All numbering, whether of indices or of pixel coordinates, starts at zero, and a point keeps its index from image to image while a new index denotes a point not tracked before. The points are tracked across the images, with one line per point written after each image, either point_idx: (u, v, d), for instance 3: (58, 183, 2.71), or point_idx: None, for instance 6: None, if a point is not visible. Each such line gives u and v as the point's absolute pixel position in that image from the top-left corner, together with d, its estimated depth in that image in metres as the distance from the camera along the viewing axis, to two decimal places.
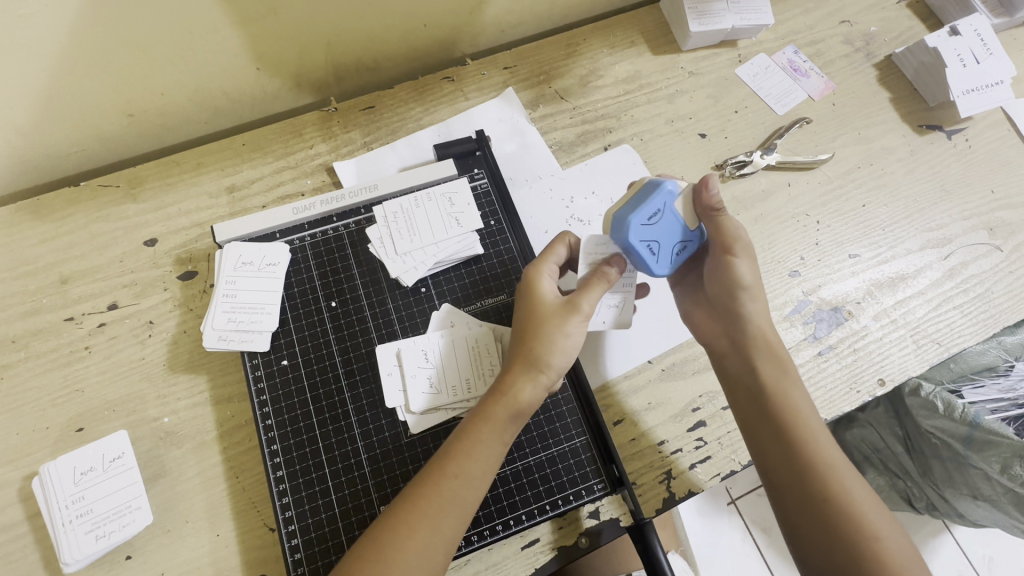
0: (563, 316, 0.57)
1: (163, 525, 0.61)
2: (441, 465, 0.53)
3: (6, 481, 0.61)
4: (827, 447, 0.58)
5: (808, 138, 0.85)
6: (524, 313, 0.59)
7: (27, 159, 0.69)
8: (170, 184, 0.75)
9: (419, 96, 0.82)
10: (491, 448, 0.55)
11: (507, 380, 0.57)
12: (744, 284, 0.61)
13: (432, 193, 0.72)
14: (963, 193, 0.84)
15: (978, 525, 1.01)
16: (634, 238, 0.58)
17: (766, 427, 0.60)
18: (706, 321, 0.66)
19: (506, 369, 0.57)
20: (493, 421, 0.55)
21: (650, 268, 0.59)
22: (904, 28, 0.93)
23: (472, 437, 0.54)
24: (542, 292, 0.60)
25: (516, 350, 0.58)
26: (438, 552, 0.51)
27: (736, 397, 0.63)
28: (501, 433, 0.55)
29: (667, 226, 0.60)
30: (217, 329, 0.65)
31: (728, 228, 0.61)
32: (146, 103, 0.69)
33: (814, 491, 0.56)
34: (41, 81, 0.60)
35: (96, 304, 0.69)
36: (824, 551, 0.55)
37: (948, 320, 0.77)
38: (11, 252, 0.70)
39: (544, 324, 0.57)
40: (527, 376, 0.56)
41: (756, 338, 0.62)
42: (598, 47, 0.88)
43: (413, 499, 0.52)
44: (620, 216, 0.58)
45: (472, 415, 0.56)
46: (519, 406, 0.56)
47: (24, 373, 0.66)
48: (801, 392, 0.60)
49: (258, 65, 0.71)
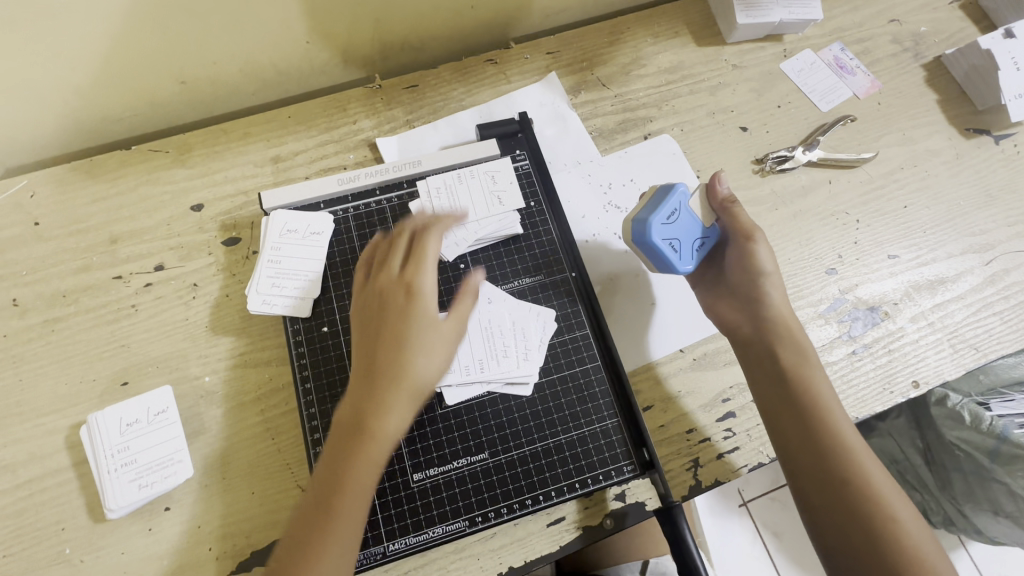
0: (435, 352, 0.57)
1: (201, 480, 0.63)
2: (327, 509, 0.52)
3: (54, 429, 0.64)
4: (852, 431, 0.59)
5: (851, 137, 0.85)
6: (404, 318, 0.57)
7: (84, 120, 0.72)
8: (218, 152, 0.77)
9: (462, 77, 0.83)
10: (365, 484, 0.53)
11: (388, 394, 0.54)
12: (764, 268, 0.66)
13: (475, 170, 0.73)
14: (1009, 199, 0.83)
15: (998, 543, 1.00)
16: (656, 237, 0.61)
17: (790, 418, 0.61)
18: (729, 310, 0.68)
19: (385, 377, 0.55)
20: (364, 459, 0.53)
21: (675, 264, 0.63)
22: (955, 30, 0.92)
23: (349, 480, 0.52)
24: (417, 319, 0.56)
25: (385, 385, 0.54)
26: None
27: (758, 385, 0.64)
28: (376, 464, 0.54)
29: (685, 224, 0.64)
30: (261, 294, 0.66)
31: (744, 217, 0.68)
32: (200, 71, 0.71)
33: (839, 480, 0.57)
34: (103, 43, 0.62)
35: (143, 264, 0.71)
36: (844, 536, 0.56)
37: (987, 325, 0.76)
38: (64, 209, 0.72)
39: (415, 357, 0.55)
40: (391, 407, 0.54)
41: (778, 324, 0.65)
42: (642, 36, 0.88)
43: (315, 541, 0.51)
44: (641, 219, 0.62)
45: (341, 455, 0.53)
46: (384, 437, 0.54)
47: (73, 326, 0.68)
48: (823, 376, 0.62)
49: (309, 38, 0.72)
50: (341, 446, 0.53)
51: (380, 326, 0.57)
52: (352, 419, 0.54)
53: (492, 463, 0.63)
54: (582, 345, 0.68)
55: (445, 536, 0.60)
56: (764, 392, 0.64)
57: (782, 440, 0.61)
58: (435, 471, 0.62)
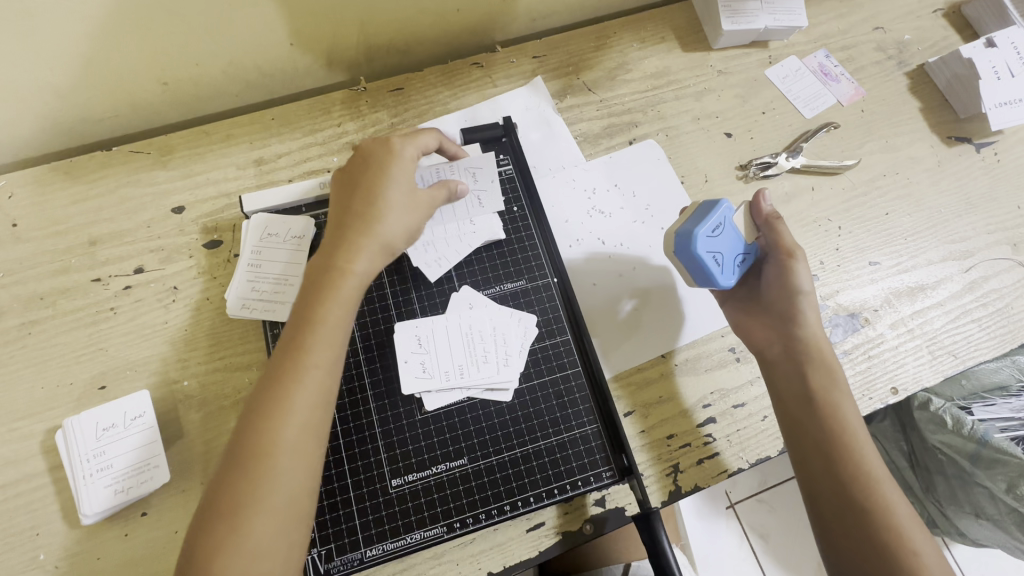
0: (404, 210, 0.60)
1: (178, 485, 0.63)
2: (296, 349, 0.53)
3: (29, 433, 0.63)
4: (877, 459, 0.59)
5: (834, 143, 0.85)
6: (379, 173, 0.61)
7: (63, 121, 0.71)
8: (200, 154, 0.76)
9: (448, 80, 0.83)
10: (336, 329, 0.55)
11: (356, 238, 0.58)
12: (802, 286, 0.66)
13: (455, 165, 0.70)
14: (988, 207, 0.84)
15: (978, 545, 1.01)
16: (700, 250, 0.62)
17: (811, 439, 0.61)
18: (761, 329, 0.68)
19: (355, 223, 0.58)
20: (335, 303, 0.55)
21: (717, 278, 0.63)
22: (938, 38, 0.92)
23: (320, 324, 0.54)
24: (385, 180, 0.60)
25: (359, 234, 0.58)
26: (311, 440, 0.52)
27: (784, 406, 0.64)
28: (348, 311, 0.56)
29: (729, 239, 0.64)
30: (240, 297, 0.67)
31: (786, 234, 0.68)
32: (181, 72, 0.70)
33: (860, 506, 0.57)
34: (82, 45, 0.62)
35: (123, 266, 0.71)
36: (859, 561, 0.56)
37: (966, 332, 0.77)
38: (43, 210, 0.72)
39: (383, 213, 0.59)
40: (362, 254, 0.57)
41: (810, 345, 0.65)
42: (628, 41, 0.88)
43: (286, 383, 0.52)
44: (686, 230, 0.62)
45: (312, 294, 0.55)
46: (356, 283, 0.57)
47: (50, 329, 0.67)
48: (850, 401, 0.62)
49: (292, 41, 0.71)
50: (312, 290, 0.56)
51: (360, 180, 0.61)
52: (324, 267, 0.57)
53: (471, 469, 0.63)
54: (563, 351, 0.68)
55: (423, 542, 0.60)
56: (791, 411, 0.64)
57: (803, 459, 0.62)
58: (413, 477, 0.62)
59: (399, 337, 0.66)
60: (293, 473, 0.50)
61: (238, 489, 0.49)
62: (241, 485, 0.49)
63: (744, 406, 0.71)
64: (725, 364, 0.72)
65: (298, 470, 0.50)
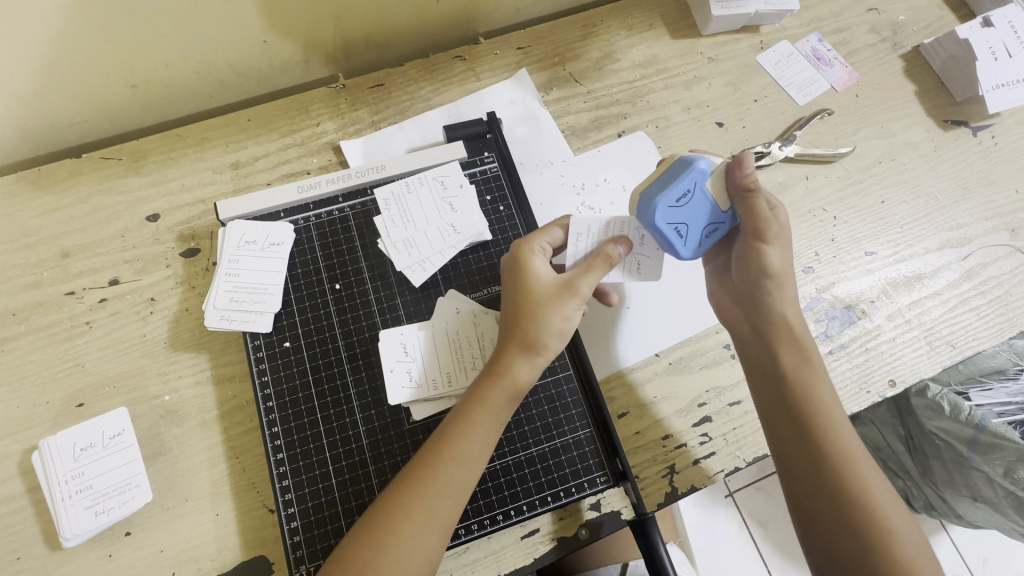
0: (552, 308, 0.55)
1: (163, 503, 0.61)
2: (443, 439, 0.53)
3: (7, 455, 0.61)
4: (850, 440, 0.56)
5: (828, 130, 0.83)
6: (515, 289, 0.57)
7: (29, 129, 0.68)
8: (174, 158, 0.73)
9: (430, 75, 0.80)
10: (484, 431, 0.53)
11: (506, 347, 0.56)
12: (772, 270, 0.59)
13: (424, 176, 0.70)
14: (986, 192, 0.82)
15: (977, 527, 1.00)
16: (660, 221, 0.55)
17: (783, 419, 0.58)
18: (732, 307, 0.65)
19: (501, 341, 0.57)
20: (488, 402, 0.54)
21: (678, 251, 0.57)
22: (934, 18, 0.90)
23: (473, 417, 0.53)
24: (526, 284, 0.57)
25: (510, 328, 0.56)
26: (437, 531, 0.50)
27: (757, 388, 0.62)
28: (496, 414, 0.54)
29: (697, 207, 0.57)
30: (218, 308, 0.64)
31: (762, 212, 0.56)
32: (150, 74, 0.67)
33: (834, 488, 0.54)
34: (41, 49, 0.59)
35: (97, 279, 0.68)
36: (835, 542, 0.53)
37: (963, 322, 0.75)
38: (12, 223, 0.69)
39: (538, 313, 0.55)
40: (517, 355, 0.55)
41: (778, 325, 0.61)
42: (615, 29, 0.85)
43: (433, 465, 0.51)
44: (647, 198, 0.56)
45: (473, 390, 0.55)
46: (513, 388, 0.55)
47: (24, 346, 0.65)
48: (827, 384, 0.59)
49: (266, 37, 0.68)
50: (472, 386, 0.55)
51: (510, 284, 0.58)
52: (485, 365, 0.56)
53: None
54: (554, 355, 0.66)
55: None
56: (761, 398, 0.61)
57: (779, 447, 0.58)
58: None
59: (383, 345, 0.64)
60: (412, 552, 0.49)
61: (355, 552, 0.48)
62: (370, 546, 0.48)
63: (740, 403, 0.69)
64: (721, 361, 0.71)
65: (418, 551, 0.49)
